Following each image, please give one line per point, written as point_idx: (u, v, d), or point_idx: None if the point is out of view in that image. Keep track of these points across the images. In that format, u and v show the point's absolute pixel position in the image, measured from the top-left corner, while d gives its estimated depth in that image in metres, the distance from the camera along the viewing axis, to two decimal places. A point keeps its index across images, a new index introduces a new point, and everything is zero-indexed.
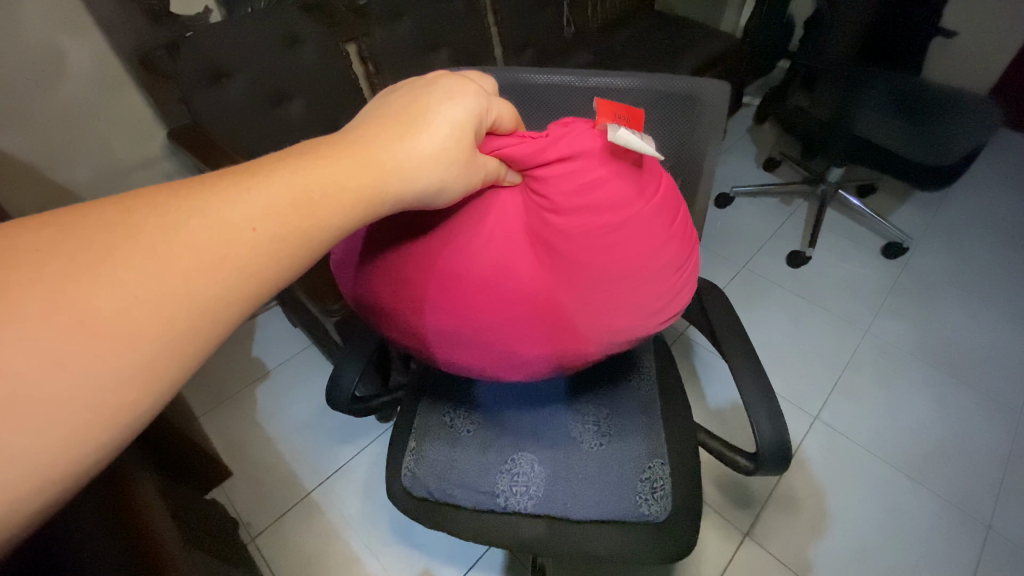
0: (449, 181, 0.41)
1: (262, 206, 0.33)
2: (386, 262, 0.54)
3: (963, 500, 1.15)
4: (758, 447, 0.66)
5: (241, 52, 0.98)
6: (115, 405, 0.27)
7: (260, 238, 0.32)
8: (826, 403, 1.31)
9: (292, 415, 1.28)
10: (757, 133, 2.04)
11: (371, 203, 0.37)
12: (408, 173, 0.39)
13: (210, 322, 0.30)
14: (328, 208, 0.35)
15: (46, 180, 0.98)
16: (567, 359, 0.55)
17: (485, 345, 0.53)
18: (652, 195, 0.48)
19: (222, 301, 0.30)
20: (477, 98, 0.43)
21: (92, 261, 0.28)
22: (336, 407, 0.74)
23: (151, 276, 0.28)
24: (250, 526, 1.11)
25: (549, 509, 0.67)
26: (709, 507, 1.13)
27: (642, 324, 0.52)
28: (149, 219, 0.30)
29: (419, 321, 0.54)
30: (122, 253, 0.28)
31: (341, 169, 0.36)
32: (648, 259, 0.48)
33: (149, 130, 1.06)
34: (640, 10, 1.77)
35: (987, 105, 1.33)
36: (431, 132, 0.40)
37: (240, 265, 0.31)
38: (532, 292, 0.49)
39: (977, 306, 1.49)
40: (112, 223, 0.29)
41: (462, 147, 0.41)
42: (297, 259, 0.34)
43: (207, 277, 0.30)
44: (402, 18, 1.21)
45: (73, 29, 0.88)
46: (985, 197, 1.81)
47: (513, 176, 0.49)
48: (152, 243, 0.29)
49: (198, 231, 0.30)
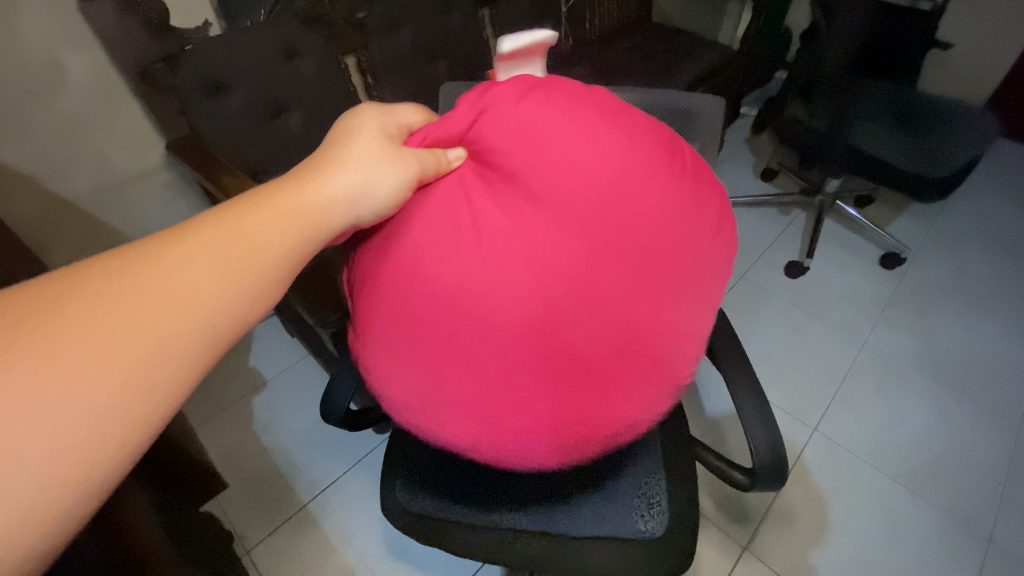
0: (385, 177, 0.45)
1: (220, 248, 0.37)
2: (382, 319, 0.50)
3: (963, 514, 1.15)
4: (754, 461, 0.66)
5: (241, 65, 0.99)
6: (99, 443, 0.31)
7: (222, 282, 0.36)
8: (826, 415, 1.30)
9: (288, 426, 1.28)
10: (755, 142, 2.05)
11: (315, 207, 0.41)
12: (335, 179, 0.43)
13: (180, 357, 0.34)
14: (272, 234, 0.39)
15: (45, 193, 0.98)
16: (622, 331, 0.47)
17: (562, 358, 0.46)
18: (588, 111, 0.49)
19: (187, 336, 0.34)
20: (377, 109, 0.50)
21: (66, 318, 0.31)
22: (331, 422, 0.73)
23: (115, 322, 0.32)
24: (245, 539, 1.10)
25: (544, 525, 0.66)
26: (706, 520, 1.12)
27: (667, 236, 0.48)
28: (106, 276, 0.33)
29: (464, 378, 0.47)
30: (85, 309, 0.32)
31: (288, 183, 0.42)
32: (637, 167, 0.48)
33: (148, 141, 1.07)
34: (637, 22, 1.79)
35: (983, 116, 1.34)
36: (347, 144, 0.45)
37: (199, 302, 0.35)
38: (531, 260, 0.46)
39: (974, 317, 1.49)
40: (71, 284, 0.33)
41: (380, 148, 0.46)
42: (256, 291, 0.38)
43: (169, 316, 0.33)
44: (401, 31, 1.21)
45: (73, 43, 0.89)
46: (984, 207, 1.81)
47: (454, 154, 0.50)
48: (113, 294, 0.33)
49: (153, 278, 0.34)
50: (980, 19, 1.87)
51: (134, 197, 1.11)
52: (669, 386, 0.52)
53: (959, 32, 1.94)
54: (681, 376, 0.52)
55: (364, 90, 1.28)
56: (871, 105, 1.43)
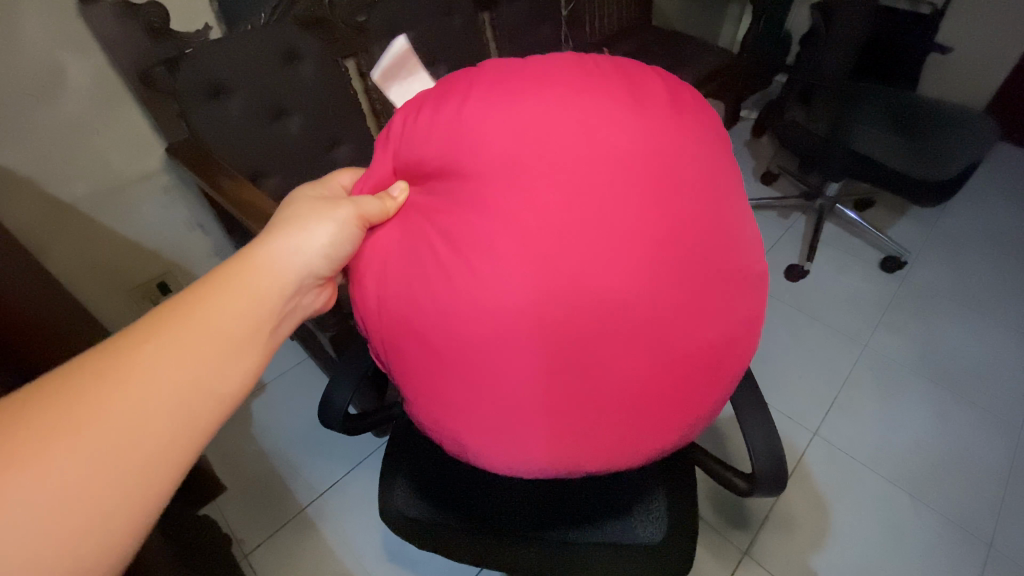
0: (325, 232, 0.52)
1: (187, 335, 0.42)
2: (401, 347, 0.50)
3: (963, 518, 1.14)
4: (754, 467, 0.65)
5: (241, 69, 0.99)
6: (134, 494, 0.37)
7: (198, 364, 0.42)
8: (825, 418, 1.30)
9: (287, 429, 1.27)
10: (755, 146, 2.05)
11: (264, 274, 0.49)
12: (280, 242, 0.51)
13: (190, 414, 0.41)
14: (247, 300, 0.47)
15: (46, 196, 0.98)
16: (659, 257, 0.45)
17: (611, 334, 0.45)
18: (487, 87, 0.49)
19: (193, 397, 0.41)
20: (311, 186, 0.60)
21: (51, 425, 0.36)
22: (330, 425, 0.73)
23: (127, 394, 0.38)
24: (244, 543, 1.10)
25: (542, 530, 0.66)
26: (706, 524, 1.12)
27: (647, 158, 0.46)
28: (108, 358, 0.39)
29: (511, 387, 0.46)
30: (98, 389, 0.38)
31: (235, 260, 0.49)
32: (582, 121, 0.46)
33: (149, 144, 1.07)
34: (636, 26, 1.80)
35: (984, 121, 1.34)
36: (286, 215, 0.54)
37: (198, 368, 0.42)
38: (516, 237, 0.45)
39: (975, 321, 1.49)
40: (78, 371, 0.38)
41: (313, 207, 0.54)
42: (245, 351, 0.45)
43: (173, 383, 0.40)
44: (401, 35, 1.21)
45: (74, 46, 0.89)
46: (984, 212, 1.81)
47: (397, 190, 0.54)
48: (118, 372, 0.39)
49: (151, 354, 0.40)
50: (980, 23, 1.87)
51: (133, 200, 1.11)
52: (737, 330, 0.50)
53: (959, 36, 1.94)
54: (747, 312, 0.50)
55: (364, 93, 1.28)
56: (873, 108, 1.43)
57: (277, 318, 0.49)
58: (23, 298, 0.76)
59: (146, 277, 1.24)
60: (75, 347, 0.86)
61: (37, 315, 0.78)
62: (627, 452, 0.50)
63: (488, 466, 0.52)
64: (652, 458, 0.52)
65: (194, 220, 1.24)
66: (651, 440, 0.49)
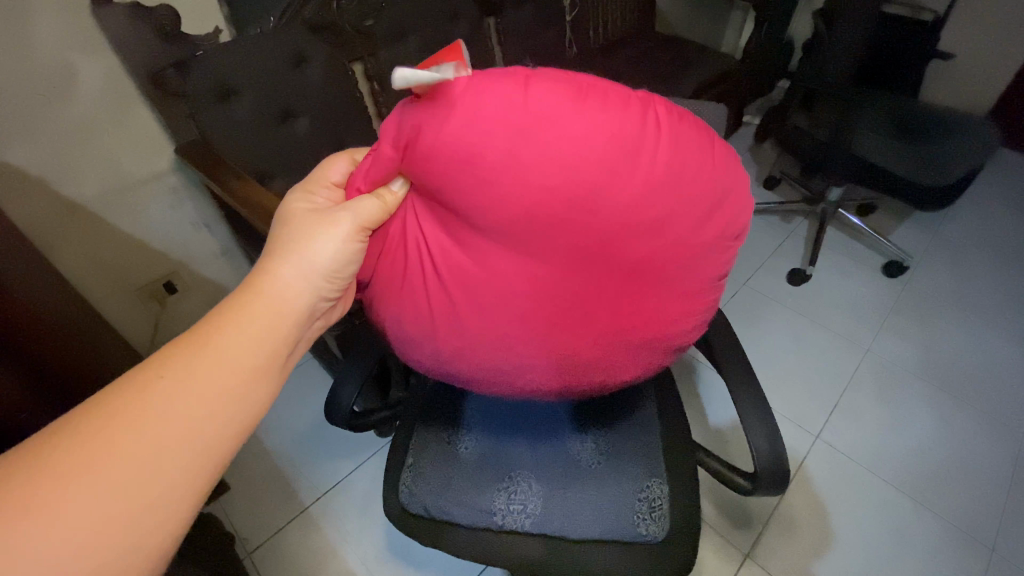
0: (332, 245, 0.54)
1: (198, 372, 0.46)
2: (412, 350, 0.59)
3: (964, 523, 1.14)
4: (757, 468, 0.66)
5: (250, 72, 1.00)
6: (152, 516, 0.42)
7: (205, 399, 0.45)
8: (826, 422, 1.30)
9: (290, 429, 1.28)
10: (757, 151, 2.06)
11: (272, 300, 0.52)
12: (284, 262, 0.53)
13: (201, 443, 0.45)
14: (250, 330, 0.49)
15: (56, 195, 0.99)
16: (641, 291, 0.51)
17: (598, 348, 0.54)
18: (496, 116, 0.44)
19: (201, 429, 0.45)
20: (314, 186, 0.61)
21: (75, 469, 0.40)
22: (335, 421, 0.74)
23: (141, 429, 0.42)
24: (247, 542, 1.10)
25: (546, 528, 0.67)
26: (708, 525, 1.12)
27: (655, 202, 0.47)
28: (123, 395, 0.43)
29: (515, 378, 0.56)
30: (113, 426, 0.42)
31: (245, 287, 0.52)
32: (599, 161, 0.45)
33: (158, 146, 1.08)
34: (639, 33, 1.82)
35: (984, 126, 1.35)
36: (290, 226, 0.56)
37: (205, 402, 0.45)
38: (517, 270, 0.50)
39: (977, 327, 1.50)
40: (96, 408, 0.42)
41: (313, 219, 0.55)
42: (250, 382, 0.48)
43: (181, 418, 0.44)
44: (407, 38, 1.22)
45: (86, 48, 0.91)
46: (986, 218, 1.82)
47: (396, 187, 0.55)
48: (132, 409, 0.43)
49: (161, 391, 0.44)
50: (981, 29, 1.88)
51: (142, 201, 1.12)
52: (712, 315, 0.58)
53: (961, 42, 1.95)
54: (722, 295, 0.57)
55: (370, 95, 1.29)
56: (874, 115, 1.43)
57: (289, 345, 0.52)
58: (31, 293, 0.77)
59: (153, 278, 1.25)
60: (82, 342, 0.87)
61: (41, 309, 0.79)
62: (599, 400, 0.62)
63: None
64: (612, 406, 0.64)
65: (201, 220, 1.25)
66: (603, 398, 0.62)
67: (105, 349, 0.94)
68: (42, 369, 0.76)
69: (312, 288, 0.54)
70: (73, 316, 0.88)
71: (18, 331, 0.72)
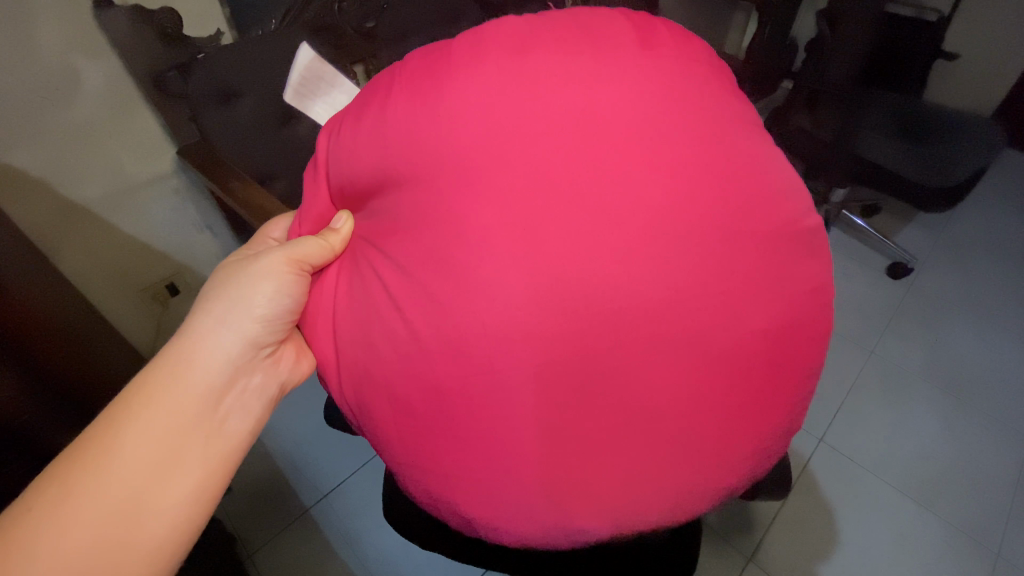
0: (266, 288, 0.54)
1: (133, 431, 0.49)
2: (396, 382, 0.46)
3: (970, 527, 1.14)
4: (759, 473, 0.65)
5: (253, 76, 1.00)
6: (114, 547, 0.46)
7: (142, 442, 0.49)
8: (832, 427, 1.28)
9: (291, 430, 1.27)
10: None
11: (205, 350, 0.53)
12: (215, 311, 0.54)
13: (146, 480, 0.48)
14: (184, 376, 0.52)
15: (59, 197, 0.99)
16: (672, 276, 0.43)
17: (634, 345, 0.43)
18: (463, 85, 0.46)
19: (145, 468, 0.48)
20: (254, 245, 0.64)
21: (35, 517, 0.45)
22: (336, 424, 0.74)
23: (88, 475, 0.47)
24: (247, 543, 1.11)
25: None
26: (709, 529, 1.12)
27: (662, 162, 0.44)
28: (75, 446, 0.48)
29: (542, 409, 0.44)
30: (66, 473, 0.47)
31: (181, 339, 0.54)
32: (595, 121, 0.44)
33: (160, 147, 1.09)
34: None
35: (990, 127, 1.34)
36: (222, 276, 0.57)
37: (144, 444, 0.49)
38: (527, 257, 0.42)
39: (983, 329, 1.49)
40: (57, 458, 0.48)
41: (244, 268, 0.56)
42: (189, 421, 0.51)
43: (123, 460, 0.48)
44: (409, 39, 1.21)
45: (88, 52, 0.91)
46: (991, 219, 1.81)
47: (338, 223, 0.53)
48: (81, 458, 0.47)
49: (102, 438, 0.48)
50: (986, 30, 1.87)
51: (144, 202, 1.13)
52: (793, 329, 0.47)
53: (965, 43, 1.94)
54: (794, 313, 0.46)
55: None
56: (877, 115, 1.42)
57: (224, 394, 0.54)
58: (37, 297, 0.78)
59: (154, 280, 1.25)
60: (86, 344, 0.88)
61: (48, 311, 0.79)
62: (630, 499, 0.46)
63: (475, 529, 0.48)
64: (683, 494, 0.47)
65: (203, 222, 1.25)
66: (663, 467, 0.46)
67: (107, 349, 0.94)
68: (41, 368, 0.76)
69: (243, 340, 0.55)
70: (78, 318, 0.89)
71: (19, 330, 0.72)
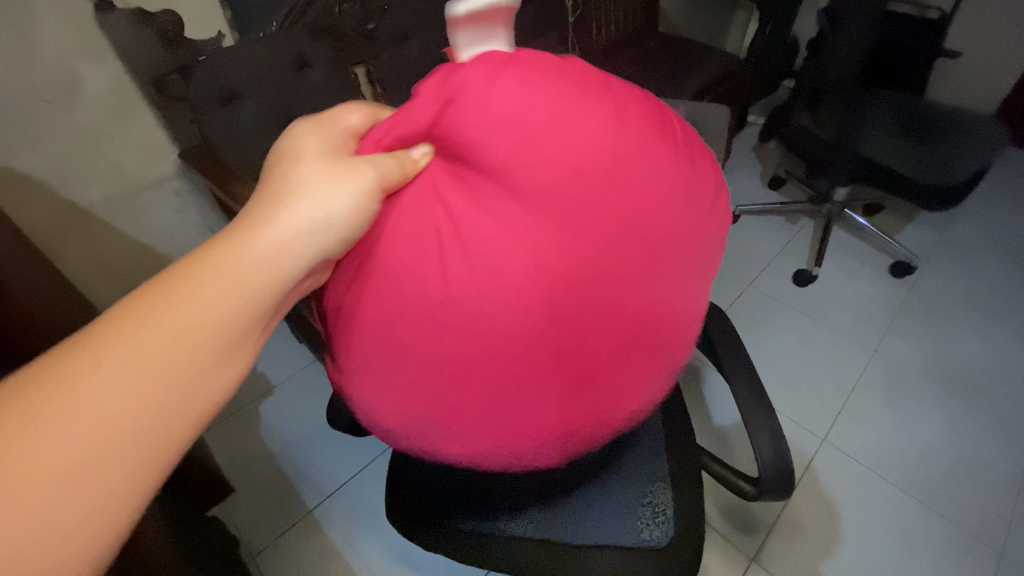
0: (348, 202, 0.41)
1: (175, 332, 0.34)
2: (400, 392, 0.45)
3: (974, 527, 1.13)
4: (760, 474, 0.65)
5: (252, 78, 1.01)
6: (121, 488, 0.31)
7: (186, 349, 0.34)
8: (835, 427, 1.28)
9: (293, 432, 1.27)
10: (763, 151, 2.03)
11: (269, 249, 0.38)
12: (285, 207, 0.39)
13: (183, 399, 0.33)
14: (250, 271, 0.37)
15: (61, 200, 1.00)
16: (665, 287, 0.45)
17: (627, 351, 0.45)
18: (525, 98, 0.41)
19: (187, 382, 0.33)
20: (316, 126, 0.45)
21: (16, 426, 0.29)
22: (337, 426, 0.74)
23: (109, 376, 0.31)
24: (251, 545, 1.11)
25: (548, 532, 0.66)
26: (712, 530, 1.12)
27: (666, 176, 0.43)
28: (96, 334, 0.33)
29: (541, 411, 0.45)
30: (76, 369, 0.31)
31: (236, 229, 0.38)
32: (606, 135, 0.41)
33: (162, 150, 1.09)
34: (645, 34, 1.81)
35: (992, 125, 1.33)
36: (292, 166, 0.42)
37: (189, 350, 0.34)
38: (537, 279, 0.41)
39: (987, 328, 1.48)
40: (67, 347, 0.32)
41: (321, 168, 0.41)
42: (246, 330, 0.36)
43: (160, 368, 0.33)
44: (409, 41, 1.20)
45: (90, 54, 0.91)
46: (994, 217, 1.80)
47: (418, 152, 0.44)
48: (99, 353, 0.32)
49: (134, 331, 0.33)
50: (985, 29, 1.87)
51: (147, 204, 1.13)
52: None
53: None
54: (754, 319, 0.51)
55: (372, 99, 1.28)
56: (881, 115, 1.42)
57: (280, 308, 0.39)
58: (42, 300, 0.78)
59: None
60: None
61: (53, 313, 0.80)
62: (583, 452, 0.52)
63: None
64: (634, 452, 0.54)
65: (204, 224, 1.25)
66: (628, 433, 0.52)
67: None
68: None
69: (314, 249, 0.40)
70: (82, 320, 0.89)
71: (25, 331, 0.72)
